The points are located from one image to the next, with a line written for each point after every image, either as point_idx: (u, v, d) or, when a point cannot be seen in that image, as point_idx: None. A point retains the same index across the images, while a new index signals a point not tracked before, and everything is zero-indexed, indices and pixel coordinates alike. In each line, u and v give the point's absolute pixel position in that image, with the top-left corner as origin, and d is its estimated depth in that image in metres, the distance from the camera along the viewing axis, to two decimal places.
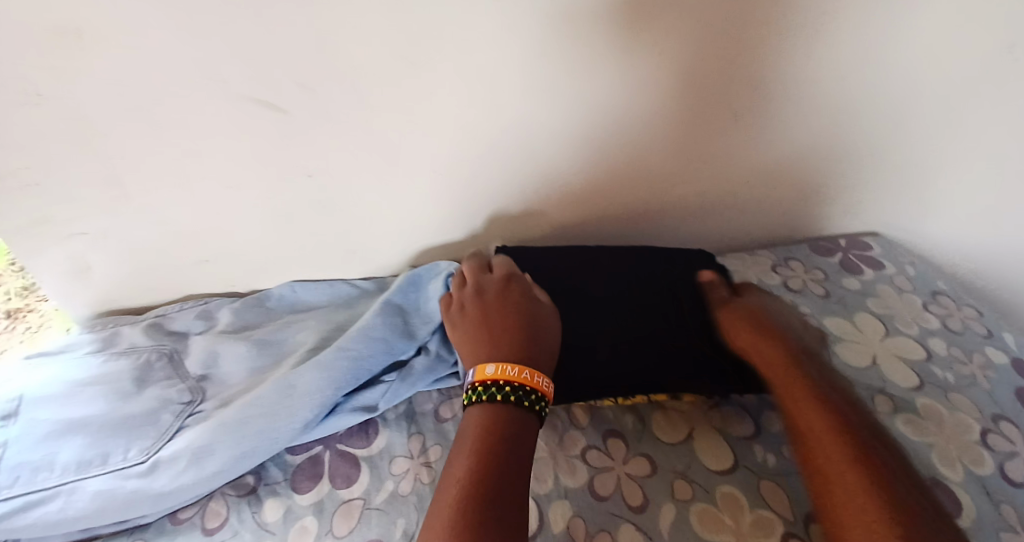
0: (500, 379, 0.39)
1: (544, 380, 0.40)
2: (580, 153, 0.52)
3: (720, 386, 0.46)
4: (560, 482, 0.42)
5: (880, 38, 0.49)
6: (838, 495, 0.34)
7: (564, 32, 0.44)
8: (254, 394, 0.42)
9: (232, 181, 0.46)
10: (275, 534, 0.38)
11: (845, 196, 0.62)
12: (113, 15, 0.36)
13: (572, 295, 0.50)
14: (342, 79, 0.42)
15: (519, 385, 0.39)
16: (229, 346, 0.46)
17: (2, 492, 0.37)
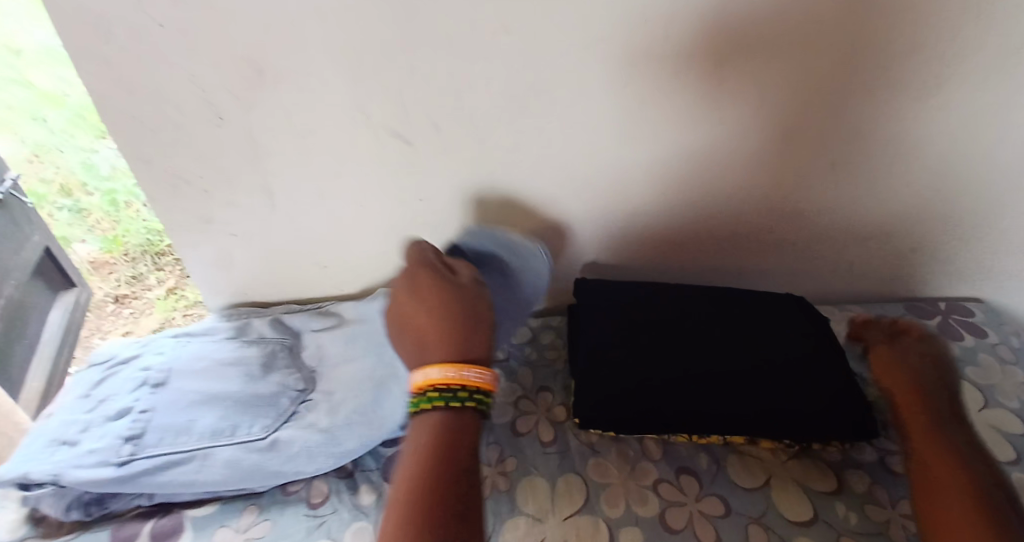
0: (435, 384, 0.38)
1: (483, 372, 0.39)
2: (676, 195, 0.54)
3: (800, 438, 0.46)
4: (632, 509, 0.43)
5: (997, 105, 0.48)
6: (943, 506, 0.37)
7: (673, 84, 0.46)
8: (362, 396, 0.47)
9: (359, 198, 0.51)
10: (368, 516, 0.43)
11: (949, 259, 0.60)
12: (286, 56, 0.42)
13: (654, 330, 0.51)
14: (467, 116, 0.46)
15: (457, 385, 0.38)
16: (338, 345, 0.52)
17: (150, 448, 0.43)
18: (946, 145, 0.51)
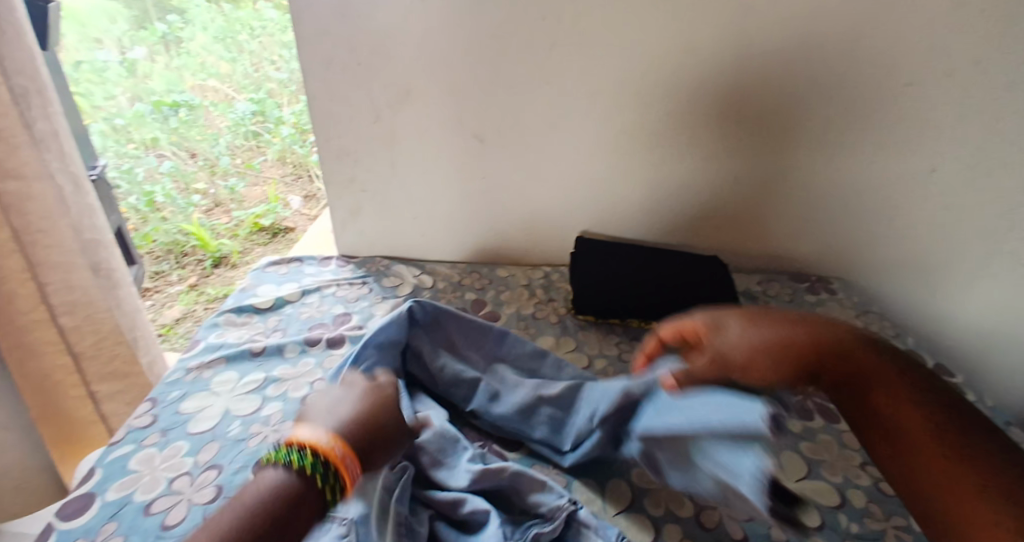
0: (309, 446, 0.43)
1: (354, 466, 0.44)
2: (628, 170, 0.85)
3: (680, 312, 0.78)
4: None
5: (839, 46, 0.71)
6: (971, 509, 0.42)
7: (617, 84, 0.78)
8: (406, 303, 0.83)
9: (429, 136, 0.86)
10: None
11: (830, 214, 0.84)
12: (399, 35, 0.78)
13: (607, 260, 0.83)
14: (496, 87, 0.81)
15: (323, 457, 0.43)
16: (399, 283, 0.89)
17: (300, 325, 0.78)
18: (806, 106, 0.76)
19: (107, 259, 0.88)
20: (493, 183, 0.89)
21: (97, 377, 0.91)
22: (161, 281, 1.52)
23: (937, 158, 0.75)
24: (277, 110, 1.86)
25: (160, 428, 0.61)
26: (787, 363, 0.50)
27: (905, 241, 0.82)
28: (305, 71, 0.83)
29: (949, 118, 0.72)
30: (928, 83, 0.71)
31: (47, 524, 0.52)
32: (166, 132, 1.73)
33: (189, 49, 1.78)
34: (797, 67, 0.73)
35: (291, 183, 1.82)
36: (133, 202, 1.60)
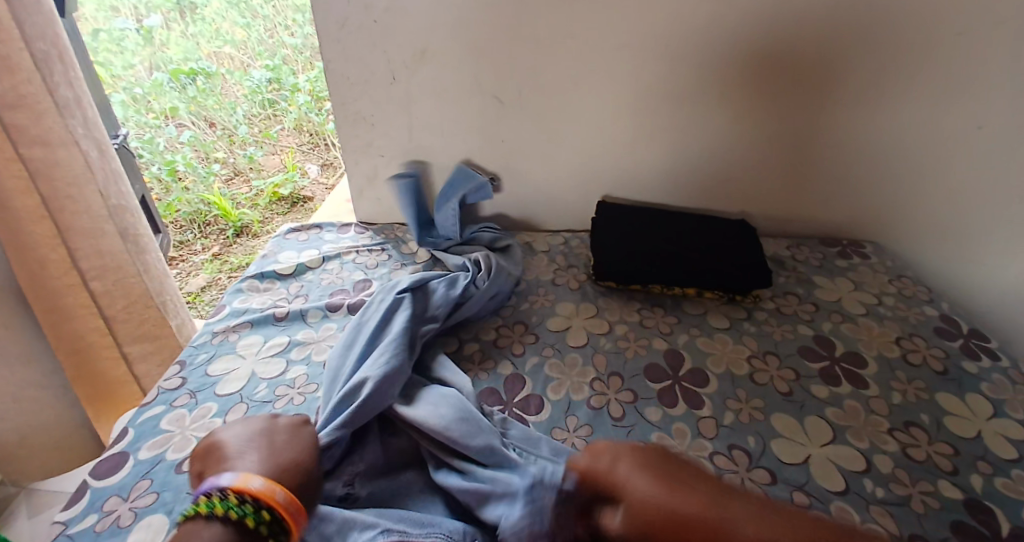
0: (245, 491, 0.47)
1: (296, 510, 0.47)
2: (652, 130, 0.82)
3: (706, 277, 0.76)
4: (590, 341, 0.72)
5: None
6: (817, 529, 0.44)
7: (641, 39, 0.75)
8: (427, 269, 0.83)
9: (448, 97, 0.85)
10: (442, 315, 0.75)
11: (864, 174, 0.80)
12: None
13: (629, 225, 0.82)
14: (516, 45, 0.78)
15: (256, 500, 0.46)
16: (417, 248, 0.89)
17: (322, 291, 0.78)
18: (841, 58, 0.72)
19: (134, 225, 0.89)
20: (513, 147, 0.88)
21: (129, 340, 0.94)
22: (185, 249, 1.54)
23: (978, 114, 0.72)
24: (293, 77, 1.84)
25: (189, 390, 0.63)
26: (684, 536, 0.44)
27: (941, 201, 0.79)
28: (321, 33, 0.82)
29: (993, 71, 0.69)
30: (972, 30, 0.67)
31: (85, 480, 0.54)
32: (184, 100, 1.71)
33: (204, 15, 1.83)
34: (832, 20, 0.70)
35: (309, 152, 1.83)
36: (156, 172, 1.60)
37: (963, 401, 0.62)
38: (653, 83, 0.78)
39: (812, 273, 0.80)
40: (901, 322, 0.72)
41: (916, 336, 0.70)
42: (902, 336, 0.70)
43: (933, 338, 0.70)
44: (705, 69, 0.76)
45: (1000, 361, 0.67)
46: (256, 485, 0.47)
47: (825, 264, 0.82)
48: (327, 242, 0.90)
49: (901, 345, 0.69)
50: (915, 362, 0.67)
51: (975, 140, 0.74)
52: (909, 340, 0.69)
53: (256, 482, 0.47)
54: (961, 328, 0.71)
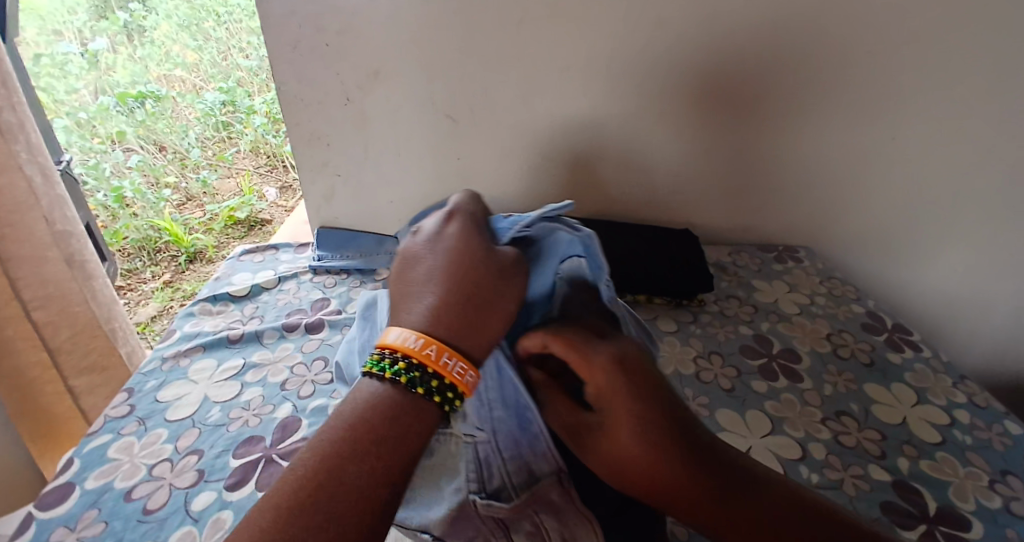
0: (398, 350, 0.41)
1: (453, 363, 0.40)
2: (601, 145, 0.86)
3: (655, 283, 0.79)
4: None
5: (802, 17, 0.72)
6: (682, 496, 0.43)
7: (588, 60, 0.79)
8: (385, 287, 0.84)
9: (403, 117, 0.87)
10: None
11: (798, 183, 0.86)
12: (369, 16, 0.78)
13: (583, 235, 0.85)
14: (468, 66, 0.81)
15: (417, 361, 0.40)
16: (375, 263, 0.90)
17: (278, 312, 0.78)
18: (773, 77, 0.77)
19: (80, 251, 0.87)
20: (468, 164, 0.90)
21: (75, 372, 0.91)
22: (134, 279, 1.50)
23: (895, 128, 0.79)
24: (248, 99, 1.84)
25: (138, 417, 0.62)
26: (457, 296, 0.42)
27: (867, 205, 0.86)
28: (274, 54, 0.83)
29: (908, 87, 0.76)
30: (886, 51, 0.73)
31: (28, 514, 0.52)
32: (132, 124, 1.68)
33: (153, 38, 1.81)
34: (762, 44, 0.75)
35: (265, 174, 1.80)
36: (102, 199, 1.56)
37: (889, 391, 0.67)
38: (600, 102, 0.82)
39: (751, 278, 0.85)
40: (831, 320, 0.78)
41: (846, 331, 0.76)
42: (833, 332, 0.75)
43: (861, 335, 0.75)
44: (649, 90, 0.80)
45: (922, 352, 0.73)
46: (395, 334, 0.42)
47: (764, 269, 0.87)
48: (282, 262, 0.90)
49: (832, 341, 0.74)
50: (847, 357, 0.71)
51: (894, 151, 0.80)
52: (839, 335, 0.75)
53: (407, 334, 0.41)
54: (886, 323, 0.78)
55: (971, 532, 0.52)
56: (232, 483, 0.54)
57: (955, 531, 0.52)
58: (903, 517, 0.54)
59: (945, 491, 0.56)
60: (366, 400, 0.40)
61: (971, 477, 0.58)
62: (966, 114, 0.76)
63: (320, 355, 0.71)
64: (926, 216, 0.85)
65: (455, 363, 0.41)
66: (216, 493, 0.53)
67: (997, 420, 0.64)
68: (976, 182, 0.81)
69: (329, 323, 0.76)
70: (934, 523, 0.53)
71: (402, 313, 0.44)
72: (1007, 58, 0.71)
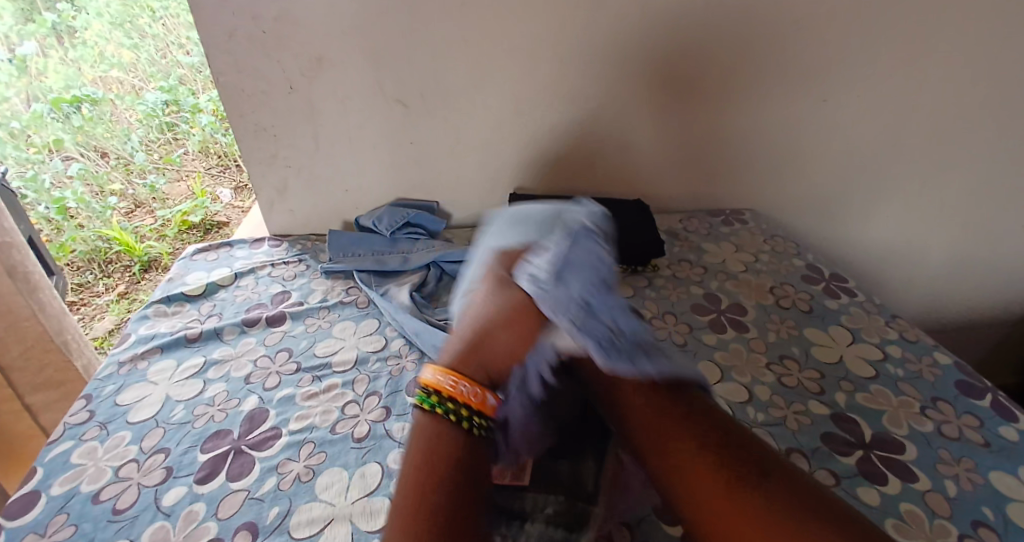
0: (435, 387, 0.53)
1: (466, 387, 0.53)
2: (551, 122, 0.87)
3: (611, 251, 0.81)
4: None
5: None
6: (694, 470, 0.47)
7: (528, 37, 0.80)
8: (346, 275, 0.84)
9: (349, 105, 0.86)
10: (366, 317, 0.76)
11: (741, 149, 0.89)
12: (304, 4, 0.77)
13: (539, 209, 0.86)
14: (411, 50, 0.81)
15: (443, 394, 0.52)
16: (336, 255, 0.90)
17: (239, 307, 0.78)
18: (709, 45, 0.80)
19: (23, 263, 0.85)
20: (420, 149, 0.90)
21: (31, 389, 0.89)
22: (86, 292, 1.46)
23: (824, 90, 0.82)
24: (192, 98, 1.79)
25: (98, 422, 0.61)
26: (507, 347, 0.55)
27: (806, 164, 0.89)
28: (211, 47, 0.81)
29: (834, 48, 0.79)
30: (810, 14, 0.77)
31: None
32: (69, 131, 1.61)
33: (85, 39, 1.72)
34: (694, 14, 0.77)
35: (217, 175, 1.76)
36: (43, 211, 1.50)
37: (827, 333, 0.72)
38: (543, 80, 0.83)
39: (701, 241, 0.88)
40: (774, 274, 0.82)
41: (787, 283, 0.80)
42: (775, 284, 0.80)
43: (801, 285, 0.80)
44: (592, 65, 0.82)
45: (857, 297, 0.78)
46: (430, 374, 0.54)
47: (712, 232, 0.90)
48: (239, 257, 0.89)
49: (775, 293, 0.78)
50: (791, 307, 0.76)
51: (824, 112, 0.84)
52: (782, 286, 0.79)
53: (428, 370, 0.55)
54: (824, 273, 0.83)
55: (904, 455, 0.57)
56: (201, 477, 0.55)
57: (889, 455, 0.57)
58: (841, 445, 0.58)
59: (880, 421, 0.61)
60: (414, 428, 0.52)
61: (903, 406, 0.62)
62: (888, 71, 0.80)
63: (283, 347, 0.71)
64: (860, 172, 0.89)
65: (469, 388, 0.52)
66: (186, 488, 0.54)
67: (927, 353, 0.70)
68: (905, 134, 0.85)
69: (290, 315, 0.76)
70: (870, 450, 0.57)
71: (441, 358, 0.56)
72: (920, 16, 0.76)
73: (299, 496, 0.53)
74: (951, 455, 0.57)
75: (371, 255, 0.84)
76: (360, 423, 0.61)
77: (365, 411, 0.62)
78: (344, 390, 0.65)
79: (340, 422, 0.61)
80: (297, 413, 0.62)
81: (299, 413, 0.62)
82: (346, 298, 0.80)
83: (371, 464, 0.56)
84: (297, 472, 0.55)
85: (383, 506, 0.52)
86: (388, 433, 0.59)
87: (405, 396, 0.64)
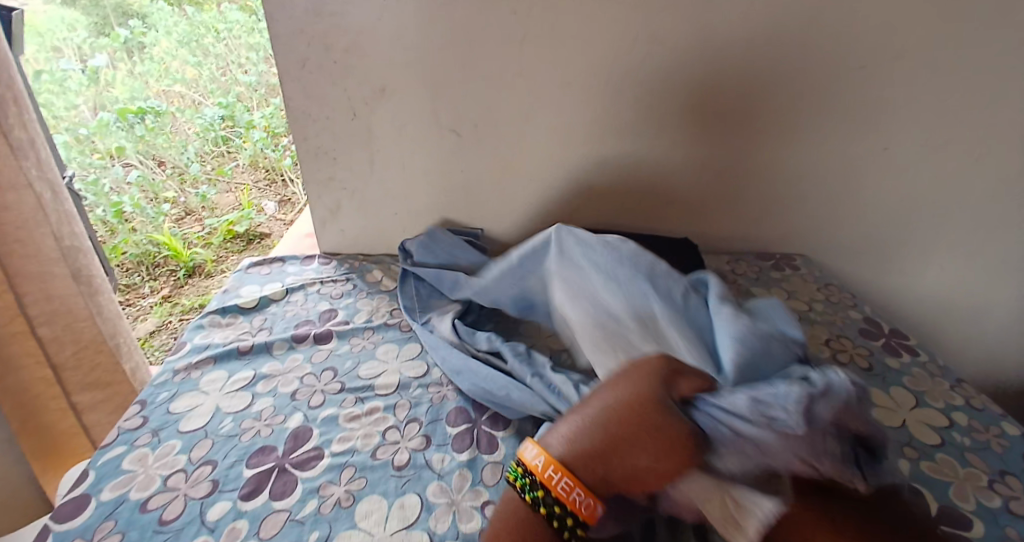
0: (529, 467, 0.50)
1: (558, 478, 0.48)
2: (602, 156, 0.88)
3: None
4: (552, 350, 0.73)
5: (793, 29, 0.75)
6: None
7: (586, 73, 0.81)
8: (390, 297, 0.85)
9: (405, 131, 0.88)
10: (409, 341, 0.77)
11: (795, 193, 0.87)
12: (370, 34, 0.80)
13: None
14: (468, 81, 0.83)
15: (535, 478, 0.49)
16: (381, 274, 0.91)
17: (288, 322, 0.79)
18: (768, 88, 0.79)
19: (87, 266, 0.88)
20: (470, 177, 0.91)
21: (79, 388, 0.92)
22: (133, 294, 1.50)
23: (885, 138, 0.81)
24: (247, 115, 1.86)
25: (151, 429, 0.62)
26: (609, 441, 0.47)
27: (863, 212, 0.87)
28: (281, 70, 0.85)
29: (898, 97, 0.78)
30: (874, 62, 0.76)
31: (45, 525, 0.53)
32: (131, 139, 1.69)
33: (153, 54, 1.83)
34: (754, 58, 0.77)
35: (264, 188, 1.81)
36: (101, 214, 1.56)
37: (889, 395, 0.68)
38: (598, 116, 0.84)
39: (751, 285, 0.86)
40: (830, 326, 0.79)
41: (843, 336, 0.77)
42: (831, 336, 0.77)
43: (858, 339, 0.77)
44: (648, 104, 0.82)
45: (918, 356, 0.75)
46: (532, 452, 0.51)
47: (762, 276, 0.88)
48: (290, 272, 0.91)
49: (832, 346, 0.75)
50: (848, 363, 0.73)
51: (884, 160, 0.83)
52: (837, 339, 0.77)
53: (531, 448, 0.51)
54: (883, 328, 0.80)
55: (971, 532, 0.53)
56: (245, 493, 0.55)
57: (956, 531, 0.53)
58: None
59: (945, 492, 0.57)
60: (509, 507, 0.50)
61: (971, 479, 0.59)
62: (953, 121, 0.78)
63: (329, 366, 0.72)
64: (919, 223, 0.87)
65: (579, 496, 0.47)
66: (230, 503, 0.54)
67: (995, 422, 0.66)
68: (969, 186, 0.82)
69: (336, 334, 0.77)
70: (935, 525, 0.54)
71: (552, 437, 0.51)
72: (991, 69, 0.74)
73: (339, 522, 0.53)
74: (1021, 535, 0.53)
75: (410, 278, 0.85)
76: (400, 450, 0.60)
77: (406, 438, 0.62)
78: (387, 414, 0.65)
79: (381, 448, 0.60)
80: (340, 434, 0.62)
81: (341, 434, 0.62)
82: (390, 320, 0.80)
83: (411, 494, 0.56)
84: (337, 497, 0.55)
85: (421, 540, 0.51)
86: (428, 463, 0.59)
87: (446, 426, 0.63)
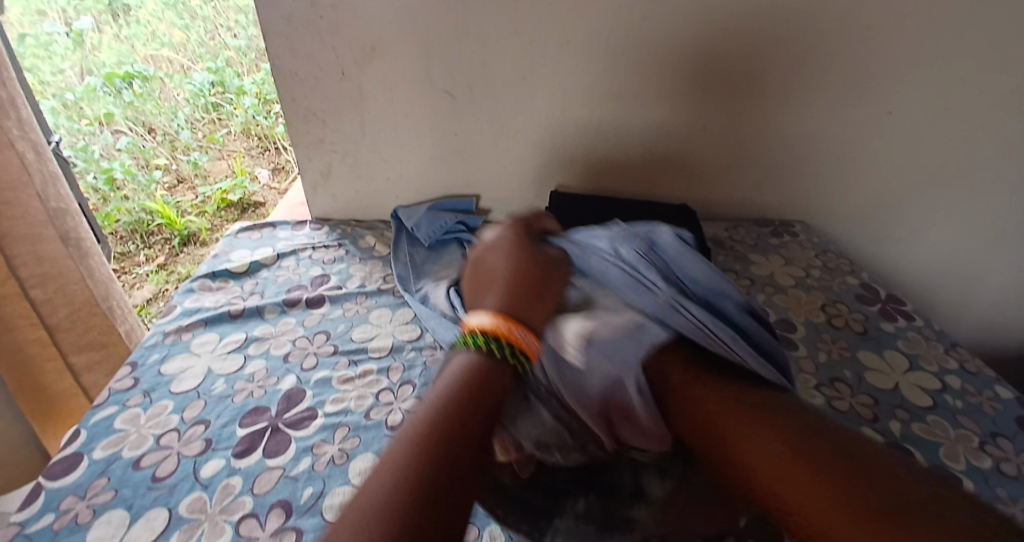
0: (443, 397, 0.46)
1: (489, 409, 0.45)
2: (599, 119, 0.86)
3: None
4: None
5: None
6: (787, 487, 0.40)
7: (585, 32, 0.78)
8: (384, 261, 0.85)
9: (398, 93, 0.86)
10: (403, 305, 0.76)
11: (795, 158, 0.86)
12: None
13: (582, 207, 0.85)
14: (462, 41, 0.80)
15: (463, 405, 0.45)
16: (373, 239, 0.90)
17: (281, 287, 0.78)
18: (773, 49, 0.77)
19: (76, 228, 0.87)
20: (464, 139, 0.90)
21: (74, 350, 0.91)
22: (128, 262, 1.49)
23: (890, 102, 0.79)
24: (237, 80, 1.81)
25: (142, 389, 0.62)
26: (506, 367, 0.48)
27: (864, 178, 0.86)
28: (268, 28, 0.82)
29: (907, 58, 0.75)
30: (881, 23, 0.73)
31: (37, 483, 0.53)
32: (120, 106, 1.65)
33: (139, 17, 1.78)
34: (758, 16, 0.75)
35: (258, 156, 1.77)
36: (92, 182, 1.53)
37: (882, 358, 0.69)
38: (597, 78, 0.82)
39: (748, 252, 0.86)
40: (826, 292, 0.79)
41: (841, 302, 0.77)
42: (829, 302, 0.77)
43: (854, 304, 0.77)
44: (648, 64, 0.80)
45: (914, 321, 0.75)
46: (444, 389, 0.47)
47: (760, 243, 0.88)
48: (281, 236, 0.90)
49: (826, 311, 0.75)
50: (846, 328, 0.73)
51: (889, 125, 0.81)
52: (835, 305, 0.77)
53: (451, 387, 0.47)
54: (879, 294, 0.79)
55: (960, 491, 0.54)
56: (239, 451, 0.55)
57: None
58: None
59: (936, 454, 0.58)
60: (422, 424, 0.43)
61: (962, 440, 0.59)
62: (961, 83, 0.76)
63: (321, 329, 0.71)
64: (920, 190, 0.86)
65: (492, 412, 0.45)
66: (223, 461, 0.54)
67: (988, 386, 0.66)
68: (974, 152, 0.81)
69: (329, 299, 0.76)
70: None
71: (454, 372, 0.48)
72: (1002, 31, 0.72)
73: (333, 479, 0.53)
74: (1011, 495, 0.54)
75: (401, 245, 0.85)
76: (394, 411, 0.60)
77: (399, 399, 0.61)
78: (380, 377, 0.64)
79: (374, 409, 0.60)
80: (334, 396, 0.62)
81: (335, 395, 0.62)
82: (384, 285, 0.80)
83: None
84: (331, 455, 0.55)
85: None
86: None
87: None
